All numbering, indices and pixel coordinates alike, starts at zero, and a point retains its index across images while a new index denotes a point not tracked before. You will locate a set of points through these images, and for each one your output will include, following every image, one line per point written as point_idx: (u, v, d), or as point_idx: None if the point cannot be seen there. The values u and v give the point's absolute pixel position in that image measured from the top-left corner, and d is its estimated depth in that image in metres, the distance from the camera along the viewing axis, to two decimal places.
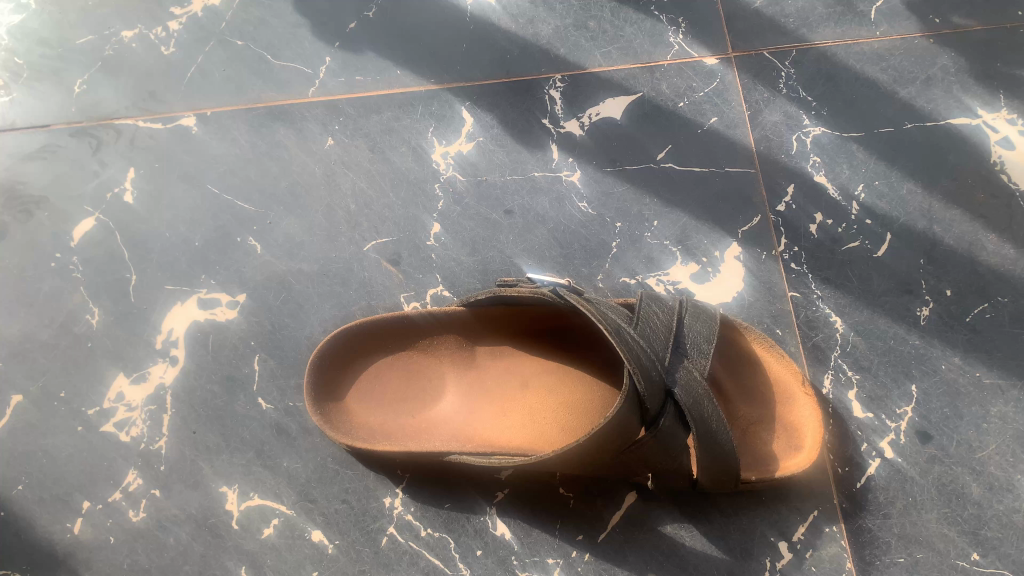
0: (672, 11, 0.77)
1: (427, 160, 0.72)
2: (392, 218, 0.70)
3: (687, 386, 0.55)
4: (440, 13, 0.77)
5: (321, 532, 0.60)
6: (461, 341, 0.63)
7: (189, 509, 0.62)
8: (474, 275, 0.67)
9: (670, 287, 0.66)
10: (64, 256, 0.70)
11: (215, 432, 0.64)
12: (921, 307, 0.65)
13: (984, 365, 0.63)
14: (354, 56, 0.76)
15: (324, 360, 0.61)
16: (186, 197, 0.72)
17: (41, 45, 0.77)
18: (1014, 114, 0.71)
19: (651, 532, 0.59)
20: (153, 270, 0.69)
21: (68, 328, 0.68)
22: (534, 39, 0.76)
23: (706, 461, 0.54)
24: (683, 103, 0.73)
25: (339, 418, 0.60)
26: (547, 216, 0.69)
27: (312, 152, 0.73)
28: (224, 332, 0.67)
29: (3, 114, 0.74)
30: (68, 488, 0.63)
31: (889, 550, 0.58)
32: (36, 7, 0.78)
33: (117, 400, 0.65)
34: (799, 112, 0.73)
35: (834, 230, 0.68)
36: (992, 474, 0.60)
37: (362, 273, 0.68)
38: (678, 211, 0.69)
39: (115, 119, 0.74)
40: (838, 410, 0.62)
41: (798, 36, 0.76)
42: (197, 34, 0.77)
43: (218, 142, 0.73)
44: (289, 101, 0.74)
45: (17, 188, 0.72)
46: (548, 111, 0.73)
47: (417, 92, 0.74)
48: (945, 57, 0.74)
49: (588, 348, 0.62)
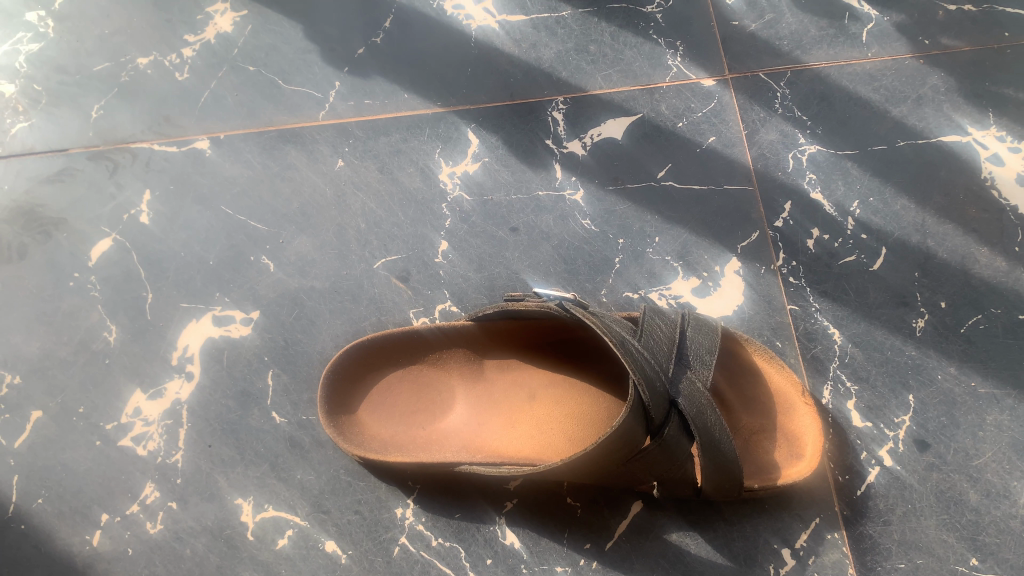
0: (670, 35, 0.79)
1: (434, 180, 0.74)
2: (401, 237, 0.72)
3: (690, 397, 0.56)
4: (445, 39, 0.80)
5: (335, 542, 0.62)
6: (469, 355, 0.64)
7: (206, 521, 0.63)
8: (481, 290, 0.69)
9: (672, 300, 0.68)
10: (82, 276, 0.72)
11: (230, 445, 0.65)
12: (916, 318, 0.67)
13: (979, 374, 0.65)
14: (363, 81, 0.78)
15: (336, 374, 0.63)
16: (200, 217, 0.74)
17: (59, 71, 0.79)
18: (1002, 132, 0.74)
19: (656, 540, 0.60)
20: (169, 289, 0.71)
21: (86, 346, 0.70)
22: (537, 63, 0.79)
23: (710, 469, 0.55)
24: (682, 124, 0.76)
25: (352, 431, 0.61)
26: (551, 233, 0.71)
27: (322, 173, 0.75)
28: (239, 348, 0.69)
29: (22, 139, 0.76)
30: (87, 502, 0.64)
31: (890, 556, 0.59)
32: (54, 35, 0.80)
33: (134, 415, 0.67)
34: (794, 131, 0.75)
35: (831, 245, 0.70)
36: (988, 481, 0.61)
37: (372, 290, 0.70)
38: (679, 227, 0.71)
39: (131, 142, 0.76)
40: (837, 420, 0.64)
41: (792, 58, 0.78)
42: (210, 60, 0.79)
43: (231, 164, 0.76)
44: (301, 124, 0.77)
45: (36, 210, 0.74)
46: (551, 132, 0.75)
47: (424, 115, 0.77)
48: (935, 77, 0.77)
49: (594, 361, 0.63)
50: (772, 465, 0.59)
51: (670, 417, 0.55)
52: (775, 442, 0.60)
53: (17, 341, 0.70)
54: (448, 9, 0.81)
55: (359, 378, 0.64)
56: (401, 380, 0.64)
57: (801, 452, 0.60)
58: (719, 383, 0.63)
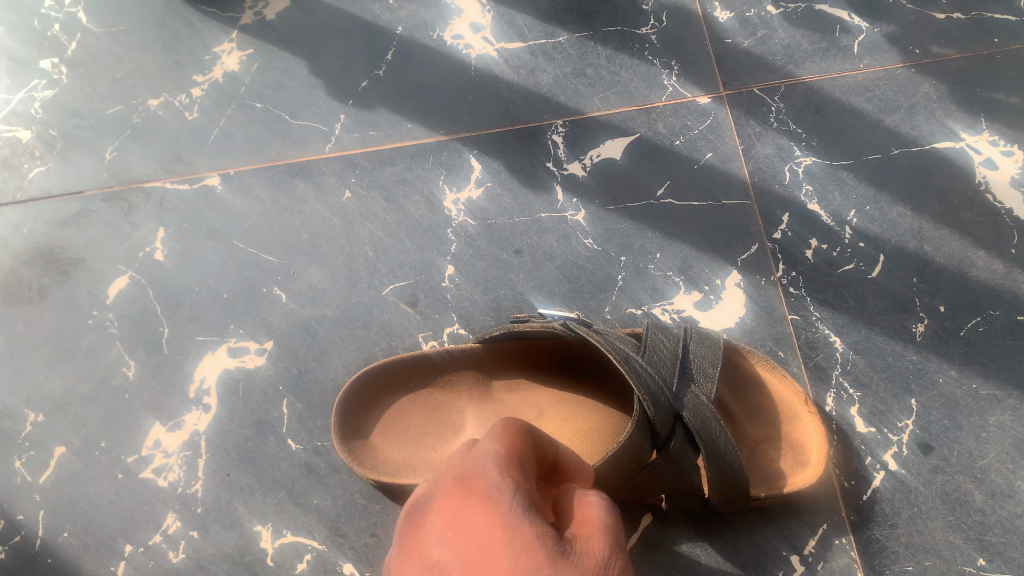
0: (664, 55, 0.81)
1: (439, 207, 0.76)
2: (408, 263, 0.74)
3: (694, 409, 0.57)
4: (446, 68, 0.82)
5: (352, 564, 0.63)
6: (478, 376, 0.66)
7: (226, 548, 0.65)
8: (488, 312, 0.71)
9: (675, 315, 0.70)
10: (100, 313, 0.74)
11: (247, 473, 0.67)
12: (916, 323, 0.68)
13: (980, 376, 0.66)
14: (366, 113, 0.81)
15: (349, 400, 0.65)
16: (213, 252, 0.76)
17: (73, 116, 0.82)
18: (995, 136, 0.75)
19: (667, 551, 0.61)
20: (185, 323, 0.73)
21: (107, 381, 0.72)
22: (535, 88, 0.81)
23: (716, 481, 0.57)
24: (678, 141, 0.77)
25: (365, 454, 0.63)
26: (555, 254, 0.73)
27: (329, 205, 0.77)
28: (254, 377, 0.70)
29: (40, 183, 0.79)
30: (112, 533, 0.66)
31: (898, 559, 0.60)
32: (67, 81, 0.83)
33: (155, 447, 0.69)
34: (790, 144, 0.76)
35: (829, 255, 0.71)
36: (993, 482, 0.62)
37: (381, 316, 0.72)
38: (679, 243, 0.73)
39: (145, 182, 0.79)
40: (841, 426, 0.65)
41: (785, 72, 0.80)
42: (218, 99, 0.82)
43: (241, 199, 0.78)
44: (307, 157, 0.79)
45: (54, 252, 0.76)
46: (551, 155, 0.77)
47: (427, 143, 0.79)
48: (927, 85, 0.78)
49: (599, 378, 0.65)
50: (778, 474, 0.60)
51: (675, 430, 0.56)
52: (781, 451, 0.61)
53: (40, 379, 0.72)
54: (448, 39, 0.83)
55: (372, 403, 0.66)
56: (412, 403, 0.65)
57: (807, 459, 0.61)
58: (723, 394, 0.64)
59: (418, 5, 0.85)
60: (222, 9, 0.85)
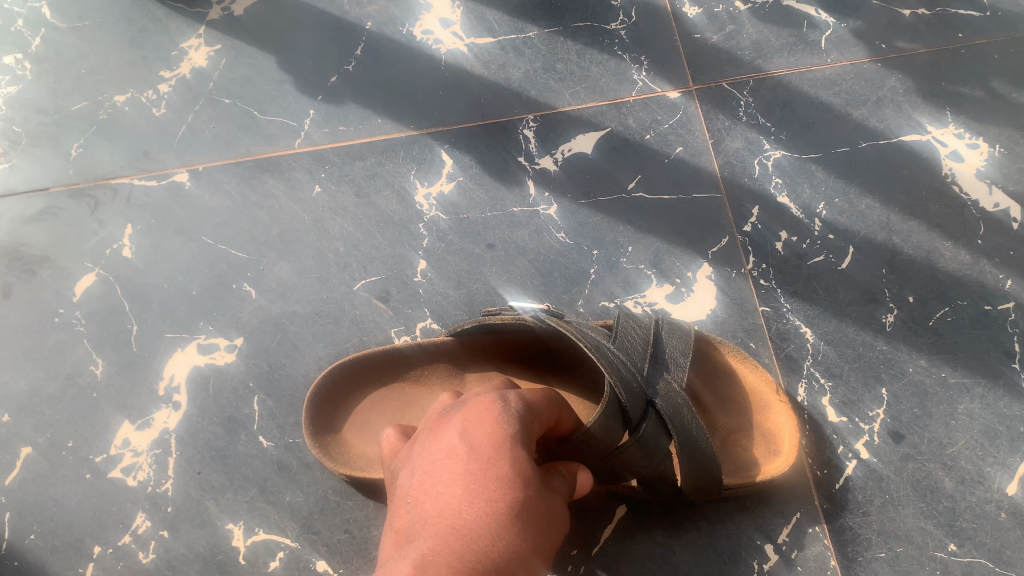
0: (634, 50, 0.81)
1: (410, 202, 0.76)
2: (380, 258, 0.73)
3: (666, 396, 0.57)
4: (416, 63, 0.82)
5: (325, 561, 0.63)
6: (449, 370, 0.65)
7: (197, 547, 0.64)
8: (460, 307, 0.71)
9: (647, 307, 0.70)
10: (66, 311, 0.73)
11: (218, 471, 0.66)
12: (886, 313, 0.68)
13: (949, 365, 0.66)
14: (337, 108, 0.80)
15: (320, 396, 0.64)
16: (182, 249, 0.75)
17: (38, 113, 0.80)
18: (960, 129, 0.76)
19: (642, 543, 0.61)
20: (153, 320, 0.72)
21: (74, 381, 0.70)
22: (506, 83, 0.81)
23: (689, 467, 0.57)
24: (649, 136, 0.77)
25: (336, 449, 0.62)
26: (527, 248, 0.73)
27: (300, 200, 0.76)
28: (224, 375, 0.70)
29: (4, 180, 0.77)
30: (79, 534, 0.65)
31: (870, 546, 0.61)
32: (31, 77, 0.82)
33: (124, 446, 0.68)
34: (759, 137, 0.77)
35: (799, 247, 0.72)
36: (963, 468, 0.63)
37: (353, 311, 0.71)
38: (651, 236, 0.73)
39: (112, 178, 0.77)
40: (813, 416, 0.65)
41: (754, 67, 0.80)
42: (186, 94, 0.81)
43: (210, 196, 0.77)
44: (277, 153, 0.78)
45: (20, 250, 0.75)
46: (522, 150, 0.77)
47: (398, 138, 0.78)
48: (893, 79, 0.79)
49: (572, 370, 0.65)
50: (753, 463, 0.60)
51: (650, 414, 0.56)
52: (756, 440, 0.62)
53: (5, 380, 0.71)
54: (418, 35, 0.83)
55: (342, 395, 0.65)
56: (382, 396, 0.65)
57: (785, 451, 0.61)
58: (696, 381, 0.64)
59: (388, 1, 0.85)
60: (189, 3, 0.84)
